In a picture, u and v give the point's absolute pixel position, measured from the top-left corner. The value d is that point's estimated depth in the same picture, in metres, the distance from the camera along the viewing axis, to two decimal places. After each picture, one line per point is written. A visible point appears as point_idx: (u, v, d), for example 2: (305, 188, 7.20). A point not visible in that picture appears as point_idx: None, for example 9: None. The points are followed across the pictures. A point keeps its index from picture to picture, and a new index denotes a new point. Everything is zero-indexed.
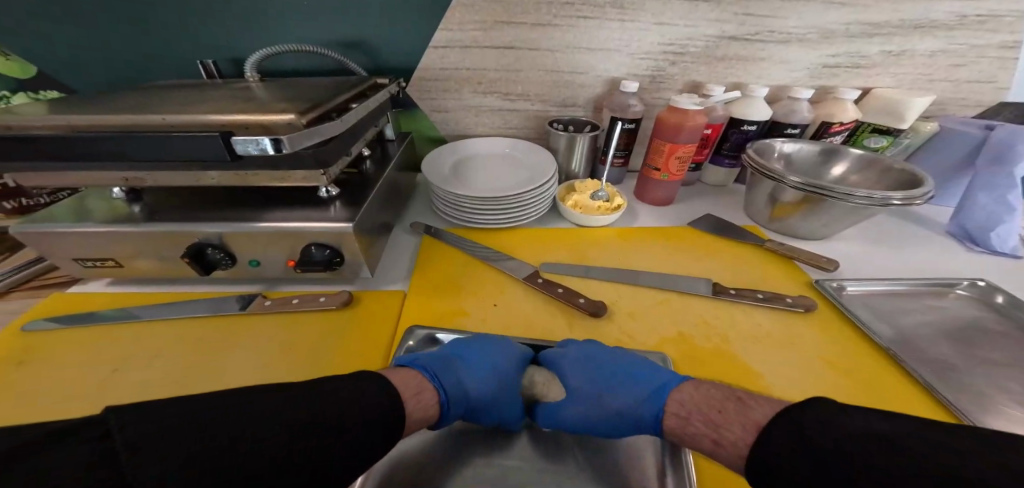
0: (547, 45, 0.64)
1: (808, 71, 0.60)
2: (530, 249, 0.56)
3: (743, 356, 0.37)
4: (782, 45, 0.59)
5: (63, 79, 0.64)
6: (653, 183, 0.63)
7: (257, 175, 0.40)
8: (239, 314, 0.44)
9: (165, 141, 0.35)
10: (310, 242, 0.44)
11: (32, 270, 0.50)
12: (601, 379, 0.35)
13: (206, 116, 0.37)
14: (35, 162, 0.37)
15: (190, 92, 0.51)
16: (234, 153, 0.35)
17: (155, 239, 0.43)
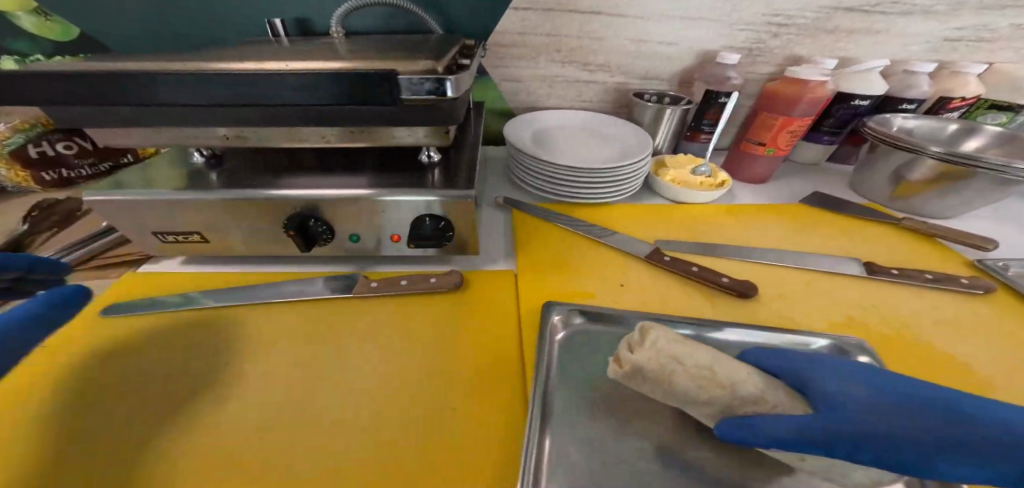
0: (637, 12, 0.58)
1: (927, 45, 0.56)
2: (636, 227, 0.51)
3: (938, 341, 0.33)
4: (904, 17, 0.54)
5: (100, 39, 0.57)
6: (752, 160, 0.60)
7: (373, 132, 0.36)
8: (345, 297, 0.41)
9: (283, 90, 0.29)
10: (421, 212, 0.39)
11: (93, 247, 0.43)
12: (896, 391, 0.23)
13: (322, 62, 0.32)
14: (115, 118, 0.31)
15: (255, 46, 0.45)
16: (397, 99, 0.30)
17: (246, 209, 0.38)
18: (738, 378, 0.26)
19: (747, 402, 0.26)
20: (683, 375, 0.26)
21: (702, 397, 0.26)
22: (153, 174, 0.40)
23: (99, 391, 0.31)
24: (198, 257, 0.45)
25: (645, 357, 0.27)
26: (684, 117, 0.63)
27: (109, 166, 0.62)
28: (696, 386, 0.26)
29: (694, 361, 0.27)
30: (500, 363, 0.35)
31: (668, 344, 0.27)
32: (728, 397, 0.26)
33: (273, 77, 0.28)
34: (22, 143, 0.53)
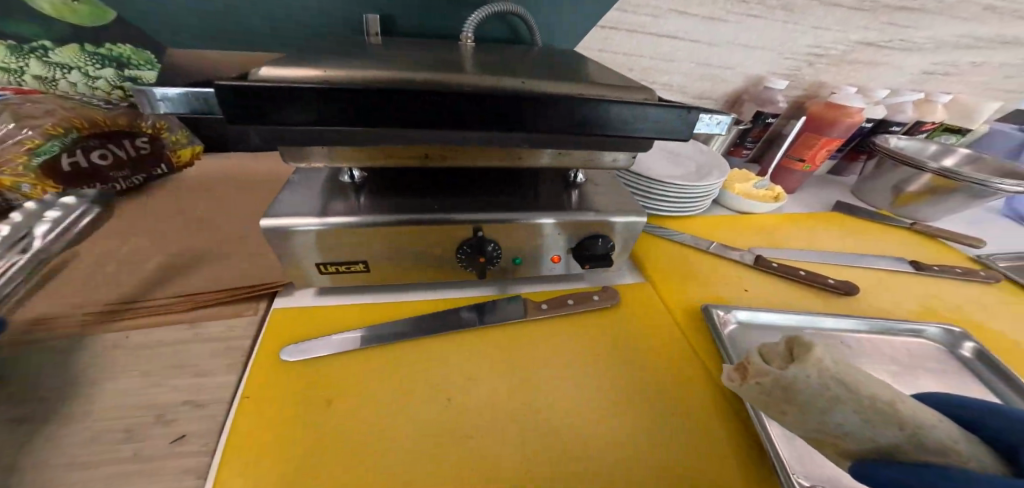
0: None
1: (910, 77, 0.85)
2: (725, 234, 0.60)
3: (991, 323, 0.45)
4: (904, 52, 0.80)
5: (189, 25, 0.52)
6: (790, 172, 0.75)
7: (569, 156, 0.39)
8: (513, 321, 0.42)
9: (546, 111, 0.31)
10: (594, 233, 0.42)
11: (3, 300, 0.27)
12: None
13: (556, 87, 0.35)
14: (357, 141, 0.32)
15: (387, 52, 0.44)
16: (691, 135, 0.34)
17: (424, 235, 0.38)
18: (922, 416, 0.21)
19: (929, 450, 0.20)
20: (849, 405, 0.21)
21: (866, 434, 0.21)
22: (303, 199, 0.38)
23: (326, 453, 0.28)
24: (333, 288, 0.43)
25: (806, 377, 0.22)
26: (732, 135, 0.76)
27: (140, 179, 0.53)
28: (860, 421, 0.21)
29: (863, 390, 0.22)
30: (689, 371, 0.38)
31: (836, 365, 0.23)
32: (904, 441, 0.20)
33: (544, 106, 0.31)
34: (55, 153, 0.44)
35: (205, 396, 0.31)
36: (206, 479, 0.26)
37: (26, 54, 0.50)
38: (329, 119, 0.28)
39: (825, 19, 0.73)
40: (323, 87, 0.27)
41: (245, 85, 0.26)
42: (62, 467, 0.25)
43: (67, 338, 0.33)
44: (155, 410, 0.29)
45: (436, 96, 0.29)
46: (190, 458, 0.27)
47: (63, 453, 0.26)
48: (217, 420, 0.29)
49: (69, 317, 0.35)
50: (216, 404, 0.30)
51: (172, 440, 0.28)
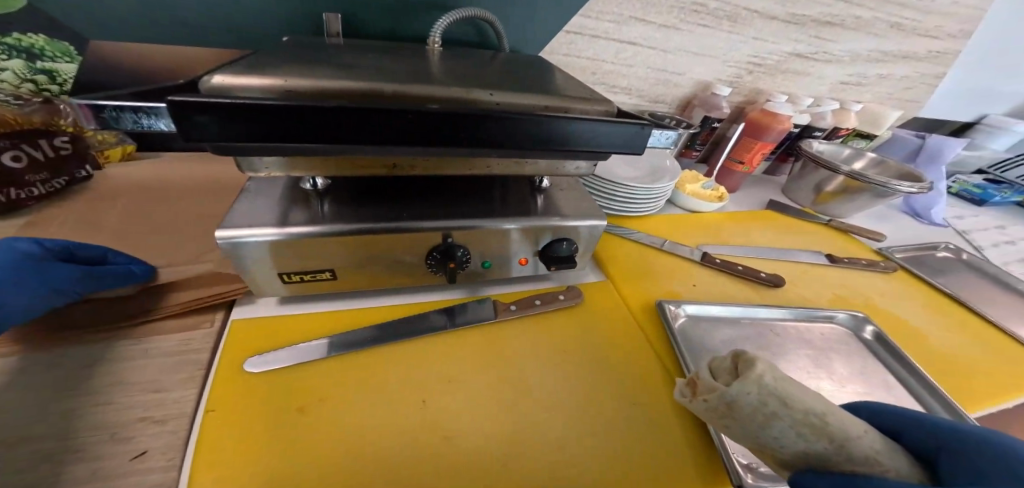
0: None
1: (832, 86, 0.95)
2: (675, 232, 0.65)
3: (886, 306, 0.53)
4: (827, 64, 0.90)
5: (120, 11, 0.47)
6: (732, 173, 0.82)
7: (534, 165, 0.41)
8: (483, 323, 0.43)
9: (511, 124, 0.33)
10: (559, 236, 0.45)
11: None
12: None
13: (520, 99, 0.37)
14: (320, 153, 0.31)
15: (350, 54, 0.43)
16: (642, 148, 0.37)
17: (392, 242, 0.39)
18: (854, 432, 0.23)
19: (857, 461, 0.23)
20: (785, 419, 0.23)
21: (803, 446, 0.23)
22: (266, 205, 0.37)
23: (306, 469, 0.28)
24: (297, 296, 0.42)
25: (746, 395, 0.24)
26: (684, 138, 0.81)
27: (61, 181, 0.47)
28: (795, 434, 0.23)
29: (803, 407, 0.23)
30: (648, 365, 0.42)
31: (775, 380, 0.24)
32: (834, 452, 0.23)
33: (508, 119, 0.32)
34: None
35: (165, 411, 0.30)
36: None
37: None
38: (292, 131, 0.28)
39: (763, 31, 0.79)
40: (289, 104, 0.27)
41: (197, 99, 0.25)
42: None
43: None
44: (107, 430, 0.28)
45: (408, 115, 0.30)
46: (154, 473, 0.26)
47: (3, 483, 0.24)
48: (180, 434, 0.29)
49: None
50: (178, 418, 0.29)
51: (131, 457, 0.27)
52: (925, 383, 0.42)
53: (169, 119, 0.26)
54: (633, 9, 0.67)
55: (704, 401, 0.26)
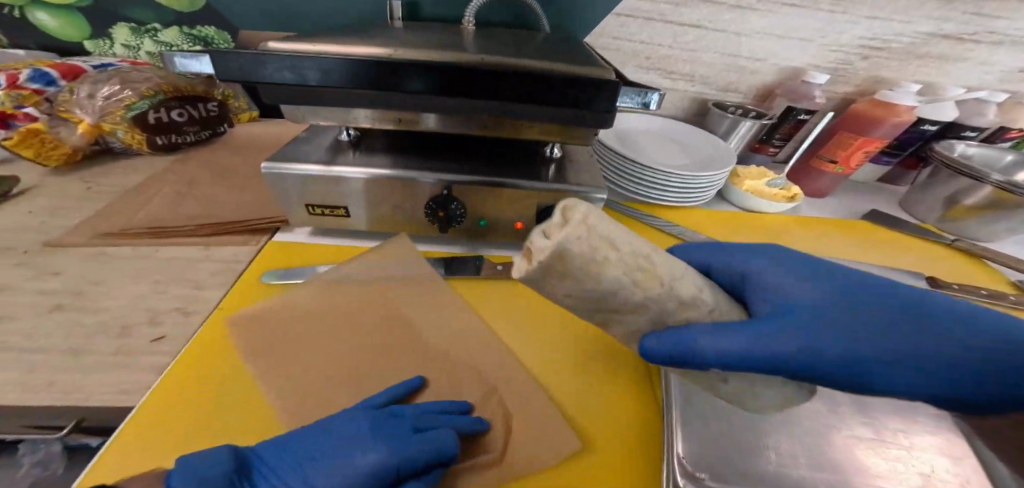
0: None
1: (1005, 76, 0.72)
2: (718, 228, 0.58)
3: None
4: (996, 46, 0.69)
5: (257, 10, 0.63)
6: (820, 174, 0.69)
7: (530, 128, 0.42)
8: (469, 277, 0.45)
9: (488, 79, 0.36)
10: (556, 204, 0.44)
11: None
12: (840, 307, 0.28)
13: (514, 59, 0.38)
14: (335, 102, 0.38)
15: (397, 34, 0.50)
16: (614, 104, 0.37)
17: (394, 188, 0.43)
18: (674, 276, 0.24)
19: (682, 305, 0.25)
20: (617, 265, 0.22)
21: (636, 292, 0.23)
22: (309, 146, 0.46)
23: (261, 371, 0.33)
24: (324, 230, 0.50)
25: (574, 237, 0.21)
26: (756, 131, 0.71)
27: (208, 133, 0.64)
28: (629, 280, 0.23)
29: (631, 253, 0.23)
30: None
31: (603, 224, 0.22)
32: (663, 295, 0.24)
33: (485, 73, 0.36)
34: (143, 110, 0.55)
35: (193, 306, 0.38)
36: (160, 375, 0.32)
37: (144, 34, 0.65)
38: (309, 77, 0.35)
39: (886, 6, 0.65)
40: (328, 57, 0.34)
41: (243, 49, 0.33)
42: (72, 348, 0.33)
43: (116, 247, 0.43)
44: (150, 314, 0.37)
45: (391, 66, 0.35)
46: (161, 356, 0.33)
47: (74, 338, 0.34)
48: (193, 327, 0.37)
49: (120, 233, 0.44)
50: (200, 314, 0.38)
51: (151, 340, 0.35)
52: None
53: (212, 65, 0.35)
54: None
55: (538, 265, 0.21)
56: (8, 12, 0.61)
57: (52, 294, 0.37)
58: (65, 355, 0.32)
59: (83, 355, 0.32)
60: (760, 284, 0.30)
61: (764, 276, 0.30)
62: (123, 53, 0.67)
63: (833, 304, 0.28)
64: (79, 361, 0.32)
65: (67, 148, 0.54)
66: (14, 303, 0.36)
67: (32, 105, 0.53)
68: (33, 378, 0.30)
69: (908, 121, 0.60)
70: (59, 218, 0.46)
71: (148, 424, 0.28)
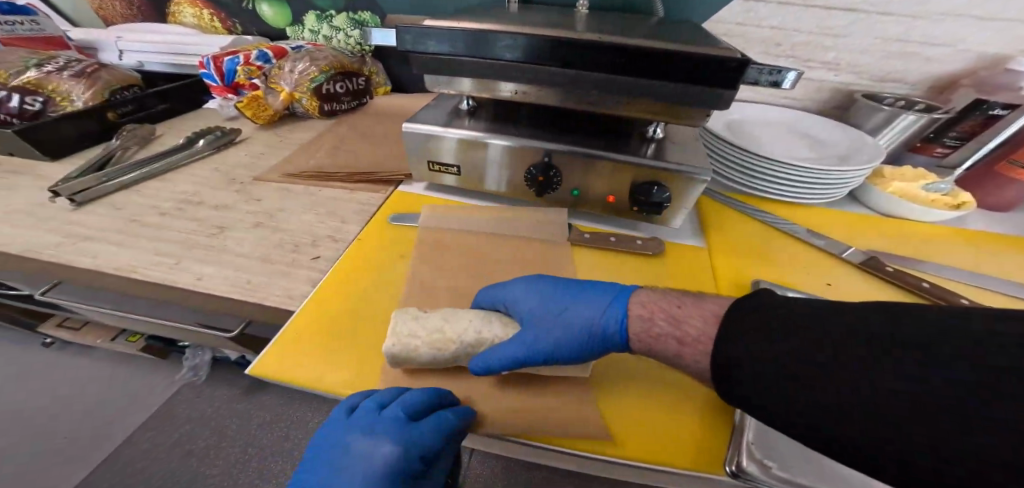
0: (904, 10, 0.61)
1: None
2: (843, 231, 0.52)
3: None
4: None
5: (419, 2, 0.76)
6: (1005, 182, 0.57)
7: (638, 108, 0.44)
8: (558, 241, 0.48)
9: (608, 53, 0.39)
10: (652, 182, 0.45)
11: (195, 153, 0.61)
12: (567, 295, 0.37)
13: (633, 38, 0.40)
14: (469, 73, 0.44)
15: (528, 15, 0.56)
16: (738, 81, 0.37)
17: (501, 152, 0.48)
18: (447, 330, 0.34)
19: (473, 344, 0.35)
20: (426, 349, 0.33)
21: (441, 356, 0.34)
22: (438, 111, 0.53)
23: (376, 300, 0.41)
24: (437, 186, 0.58)
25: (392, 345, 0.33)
26: (923, 127, 0.60)
27: (355, 103, 0.78)
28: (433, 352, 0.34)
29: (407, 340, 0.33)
30: None
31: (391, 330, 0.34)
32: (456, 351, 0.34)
33: (607, 48, 0.39)
34: (321, 82, 0.70)
35: (339, 236, 0.49)
36: (313, 287, 0.42)
37: (324, 20, 0.82)
38: (456, 47, 0.42)
39: None
40: (470, 30, 0.41)
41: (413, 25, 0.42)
42: (263, 256, 0.45)
43: (294, 184, 0.56)
44: (311, 237, 0.48)
45: (527, 38, 0.39)
46: (316, 272, 0.44)
47: (265, 248, 0.46)
48: (339, 251, 0.47)
49: (294, 175, 0.58)
50: (345, 241, 0.48)
51: (311, 258, 0.45)
52: None
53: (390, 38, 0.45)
54: None
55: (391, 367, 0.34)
56: (245, 5, 0.84)
57: (251, 214, 0.51)
58: (260, 259, 0.44)
59: (270, 262, 0.44)
60: (523, 293, 0.38)
61: (518, 296, 0.38)
62: (307, 37, 0.84)
63: (537, 304, 0.37)
64: (269, 266, 0.44)
65: (273, 110, 0.72)
66: (232, 218, 0.50)
67: (256, 77, 0.73)
68: (240, 275, 0.42)
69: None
70: (259, 161, 0.62)
71: (297, 329, 0.38)
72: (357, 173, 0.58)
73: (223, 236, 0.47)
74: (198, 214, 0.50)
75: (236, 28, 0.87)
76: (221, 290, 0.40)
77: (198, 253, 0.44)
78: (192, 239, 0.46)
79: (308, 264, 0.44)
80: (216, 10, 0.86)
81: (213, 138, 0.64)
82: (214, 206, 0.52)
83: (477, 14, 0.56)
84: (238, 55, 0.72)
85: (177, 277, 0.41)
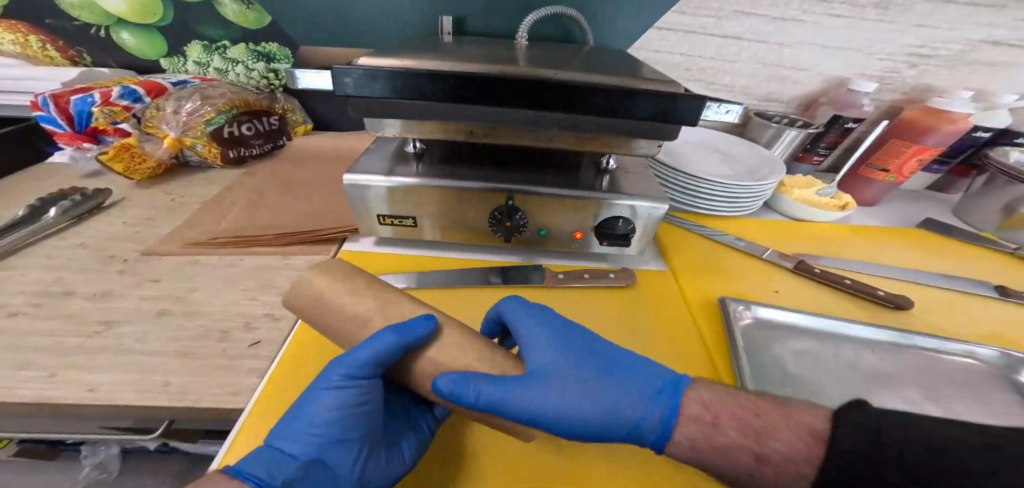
0: (777, 40, 0.73)
1: None
2: (770, 238, 0.59)
3: None
4: None
5: (335, 35, 0.69)
6: (866, 184, 0.71)
7: (596, 142, 0.44)
8: (531, 284, 0.46)
9: (565, 92, 0.38)
10: (616, 215, 0.46)
11: (50, 223, 0.46)
12: (602, 367, 0.31)
13: (586, 74, 0.40)
14: (417, 117, 0.40)
15: (467, 48, 0.54)
16: (698, 119, 0.39)
17: (463, 197, 0.45)
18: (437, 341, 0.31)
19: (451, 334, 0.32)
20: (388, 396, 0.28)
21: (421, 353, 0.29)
22: (380, 155, 0.48)
23: None
24: (388, 240, 0.52)
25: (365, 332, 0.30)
26: (803, 139, 0.73)
27: (269, 146, 0.68)
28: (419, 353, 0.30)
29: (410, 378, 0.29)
30: (695, 356, 0.40)
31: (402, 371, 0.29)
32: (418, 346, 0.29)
33: (567, 86, 0.38)
34: (220, 124, 0.60)
35: (280, 312, 0.40)
36: (262, 379, 0.33)
37: (215, 51, 0.71)
38: (400, 90, 0.38)
39: (936, 15, 0.69)
40: (396, 70, 0.37)
41: (347, 67, 0.36)
42: (177, 350, 0.34)
43: (206, 255, 0.46)
44: (244, 319, 0.39)
45: (480, 81, 0.37)
46: (256, 361, 0.35)
47: (179, 341, 0.35)
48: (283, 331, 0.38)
49: (205, 242, 0.47)
50: (288, 318, 0.39)
51: (249, 344, 0.36)
52: None
53: (317, 81, 0.39)
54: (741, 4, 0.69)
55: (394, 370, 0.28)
56: (97, 31, 0.68)
57: (151, 301, 0.39)
58: (175, 354, 0.34)
59: (187, 357, 0.34)
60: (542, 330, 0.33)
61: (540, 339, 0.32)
62: (194, 70, 0.73)
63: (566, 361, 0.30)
64: (192, 361, 0.33)
65: (152, 161, 0.58)
66: (125, 308, 0.38)
67: (123, 120, 0.60)
68: (148, 378, 0.31)
69: (961, 129, 0.61)
70: (152, 227, 0.50)
71: (251, 438, 0.29)
72: (291, 233, 0.49)
73: (111, 334, 0.35)
74: (64, 308, 0.37)
75: (86, 59, 0.70)
76: (130, 401, 0.30)
77: (76, 360, 0.32)
78: (67, 342, 0.34)
79: (244, 353, 0.35)
80: (50, 36, 0.68)
81: (71, 206, 0.49)
82: (88, 295, 0.39)
83: (409, 46, 0.52)
84: (92, 93, 0.57)
85: (44, 400, 0.29)
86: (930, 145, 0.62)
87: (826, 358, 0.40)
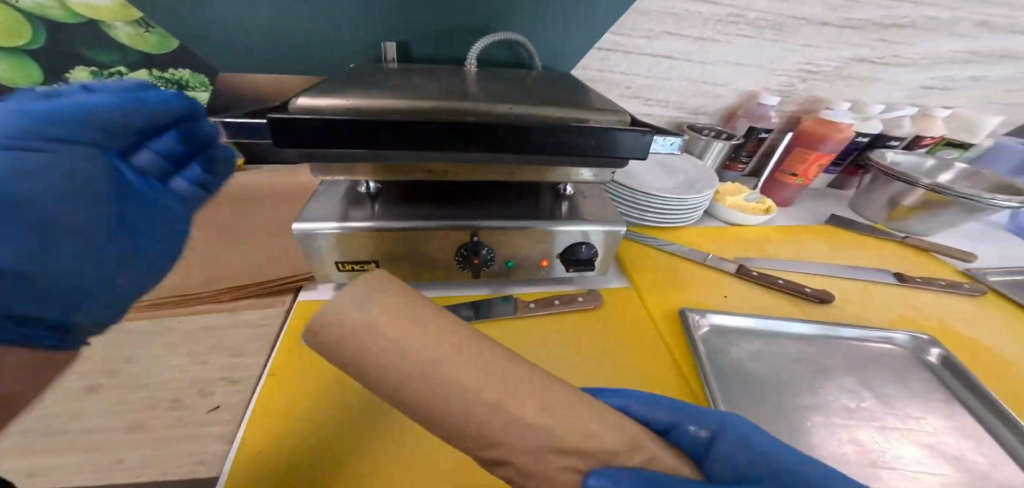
0: (698, 59, 0.80)
1: (910, 90, 0.91)
2: (713, 244, 0.65)
3: (949, 320, 0.54)
4: (901, 67, 0.87)
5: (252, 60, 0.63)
6: (780, 187, 0.80)
7: (553, 173, 0.45)
8: (504, 318, 0.46)
9: (524, 133, 0.37)
10: (578, 241, 0.47)
11: None
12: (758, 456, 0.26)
13: (539, 110, 0.40)
14: (369, 161, 0.38)
15: (411, 79, 0.52)
16: (647, 153, 0.41)
17: (426, 237, 0.43)
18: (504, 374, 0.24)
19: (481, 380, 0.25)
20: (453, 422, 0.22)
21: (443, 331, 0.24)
22: (330, 197, 0.45)
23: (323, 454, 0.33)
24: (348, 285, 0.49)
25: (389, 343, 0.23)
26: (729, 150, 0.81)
27: None
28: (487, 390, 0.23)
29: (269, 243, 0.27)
30: (666, 370, 0.42)
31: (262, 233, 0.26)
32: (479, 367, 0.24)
33: (524, 126, 0.38)
34: None
35: None
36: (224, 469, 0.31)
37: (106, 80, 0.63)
38: (349, 138, 0.35)
39: (817, 36, 0.80)
40: (332, 118, 0.34)
41: (286, 116, 0.33)
42: None
43: None
44: None
45: (437, 127, 0.35)
46: None
47: None
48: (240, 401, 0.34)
49: None
50: None
51: None
52: (978, 393, 0.43)
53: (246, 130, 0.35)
54: (666, 25, 0.74)
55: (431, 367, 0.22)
56: None
57: None
58: None
59: None
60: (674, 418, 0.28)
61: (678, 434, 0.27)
62: None
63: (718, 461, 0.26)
64: None
65: None
66: None
67: None
68: None
69: (847, 137, 0.71)
70: None
71: None
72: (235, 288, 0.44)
73: None
74: None
75: None
76: None
77: None
78: None
79: None
80: None
81: None
82: None
83: (348, 77, 0.50)
84: None
85: None
86: (824, 151, 0.72)
87: (776, 355, 0.45)
